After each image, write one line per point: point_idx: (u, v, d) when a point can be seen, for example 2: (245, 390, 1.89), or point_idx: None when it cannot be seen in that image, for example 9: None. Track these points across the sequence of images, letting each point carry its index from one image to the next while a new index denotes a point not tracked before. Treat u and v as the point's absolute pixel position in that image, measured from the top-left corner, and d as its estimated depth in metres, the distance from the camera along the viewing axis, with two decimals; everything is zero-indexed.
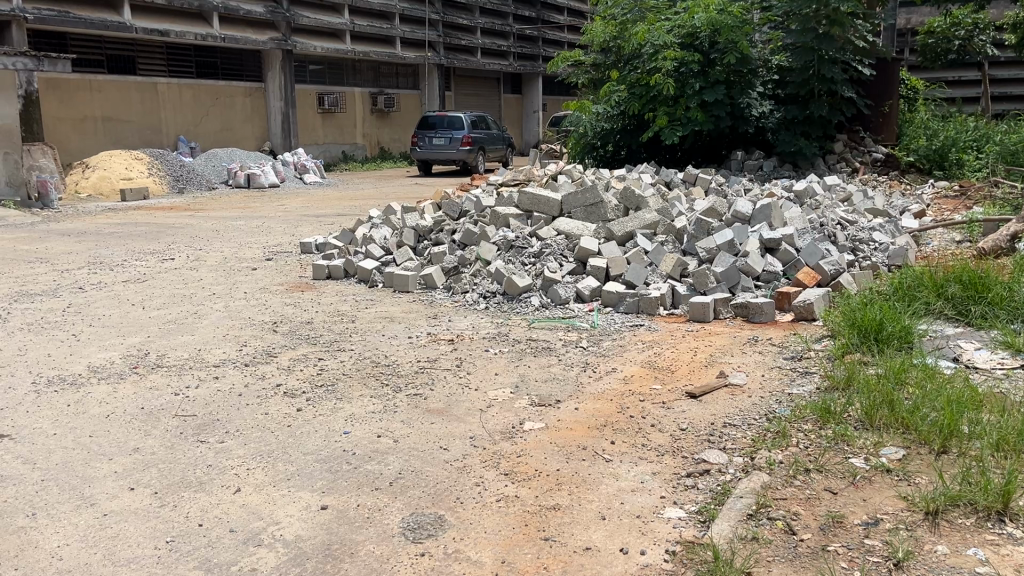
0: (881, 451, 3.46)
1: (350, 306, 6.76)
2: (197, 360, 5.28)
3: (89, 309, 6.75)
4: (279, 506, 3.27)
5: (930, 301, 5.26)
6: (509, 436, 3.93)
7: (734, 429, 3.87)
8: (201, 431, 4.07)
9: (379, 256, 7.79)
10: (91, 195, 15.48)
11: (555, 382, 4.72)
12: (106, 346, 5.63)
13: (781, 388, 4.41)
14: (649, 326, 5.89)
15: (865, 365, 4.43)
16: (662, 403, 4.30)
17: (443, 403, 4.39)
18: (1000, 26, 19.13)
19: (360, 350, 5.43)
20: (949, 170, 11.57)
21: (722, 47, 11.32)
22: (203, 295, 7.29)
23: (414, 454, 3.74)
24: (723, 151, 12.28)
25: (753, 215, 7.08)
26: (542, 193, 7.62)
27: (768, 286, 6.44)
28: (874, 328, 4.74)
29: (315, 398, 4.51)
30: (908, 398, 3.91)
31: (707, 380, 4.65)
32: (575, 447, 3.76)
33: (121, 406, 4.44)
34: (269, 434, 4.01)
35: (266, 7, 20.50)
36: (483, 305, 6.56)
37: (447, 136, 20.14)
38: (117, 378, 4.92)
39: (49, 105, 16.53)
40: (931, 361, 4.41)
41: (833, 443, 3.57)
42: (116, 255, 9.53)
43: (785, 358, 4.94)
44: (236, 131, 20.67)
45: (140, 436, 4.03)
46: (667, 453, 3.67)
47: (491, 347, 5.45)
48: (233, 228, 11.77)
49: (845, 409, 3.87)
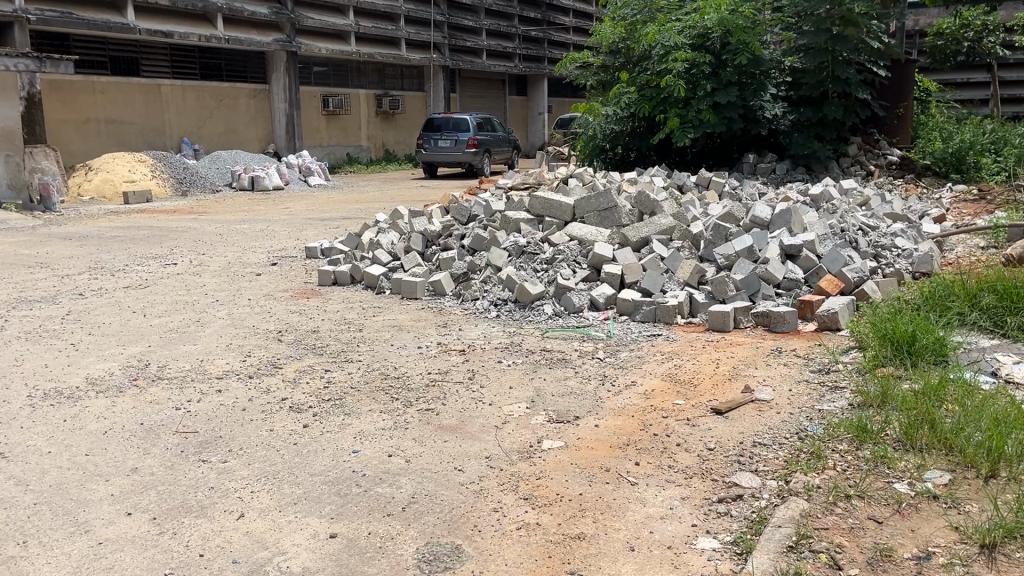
0: (925, 475, 3.25)
1: (357, 314, 6.56)
2: (199, 371, 5.09)
3: (89, 317, 6.57)
4: (285, 534, 3.07)
5: (964, 312, 5.03)
6: (527, 455, 3.73)
7: (764, 449, 3.66)
8: (203, 449, 3.88)
9: (386, 262, 7.62)
10: (94, 198, 15.36)
11: (573, 397, 4.50)
12: (105, 356, 5.45)
13: (810, 404, 4.20)
14: (667, 336, 5.68)
15: (900, 380, 4.21)
16: (685, 420, 4.09)
17: (457, 419, 4.20)
18: (1011, 27, 18.85)
19: (369, 361, 5.23)
20: (967, 173, 11.10)
21: (734, 48, 11.09)
22: (206, 302, 7.10)
23: (428, 475, 3.54)
24: (735, 153, 12.06)
25: (772, 220, 6.88)
26: (554, 197, 7.40)
27: (789, 294, 6.22)
28: (907, 340, 4.52)
29: (322, 414, 4.30)
30: (948, 415, 3.69)
31: (731, 396, 4.43)
32: (597, 468, 3.56)
33: (120, 422, 4.24)
34: (275, 453, 3.81)
35: (271, 8, 20.33)
36: (494, 313, 6.37)
37: (452, 138, 19.91)
38: (117, 392, 4.73)
39: (51, 107, 16.37)
40: (969, 376, 4.17)
41: (874, 466, 3.36)
42: (117, 259, 9.38)
43: (812, 371, 4.73)
44: (240, 133, 20.50)
45: (138, 454, 3.84)
46: (695, 475, 3.47)
47: (504, 358, 5.24)
48: (236, 231, 11.61)
49: (883, 428, 3.67)
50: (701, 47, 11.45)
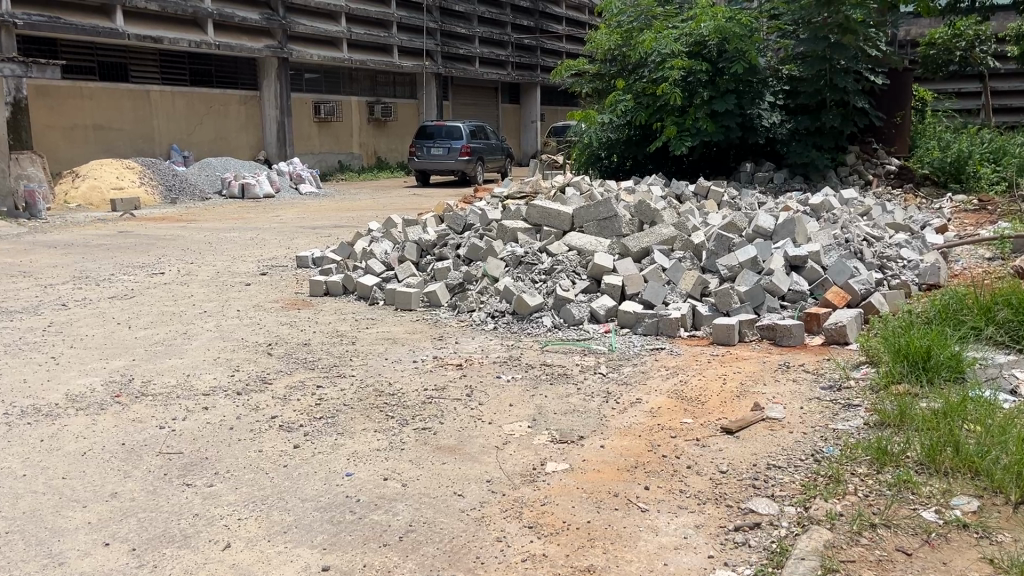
0: (952, 501, 3.09)
1: (350, 325, 6.37)
2: (185, 387, 4.87)
3: (72, 329, 6.35)
4: (274, 567, 2.88)
5: (979, 327, 4.86)
6: (530, 479, 3.54)
7: (780, 472, 3.48)
8: (188, 472, 3.67)
9: (380, 271, 7.43)
10: (81, 205, 15.14)
11: (576, 415, 4.31)
12: (88, 371, 5.23)
13: (824, 423, 4.03)
14: (671, 349, 5.51)
15: (917, 398, 4.02)
16: (695, 440, 3.91)
17: (456, 439, 4.00)
18: (1002, 37, 18.78)
19: (362, 376, 5.03)
20: (966, 183, 11.01)
21: (731, 56, 10.92)
22: (194, 313, 6.90)
23: (426, 501, 3.34)
24: (731, 162, 11.92)
25: (776, 230, 6.72)
26: (552, 206, 7.23)
27: (794, 306, 6.06)
28: (922, 356, 4.35)
29: (314, 434, 4.10)
30: (971, 437, 3.51)
31: (741, 414, 4.24)
32: (605, 494, 3.37)
33: (100, 442, 4.03)
34: (264, 477, 3.61)
35: (262, 14, 20.11)
36: (492, 325, 6.19)
37: (445, 146, 19.74)
38: (98, 409, 4.51)
39: (38, 113, 16.12)
40: (989, 395, 4.00)
41: (897, 492, 3.19)
42: (103, 268, 9.16)
43: (823, 388, 4.55)
44: (230, 140, 20.28)
45: (118, 478, 3.63)
46: (708, 500, 3.28)
47: (503, 373, 5.05)
48: (225, 240, 11.41)
49: (904, 450, 3.50)
50: (697, 55, 11.29)
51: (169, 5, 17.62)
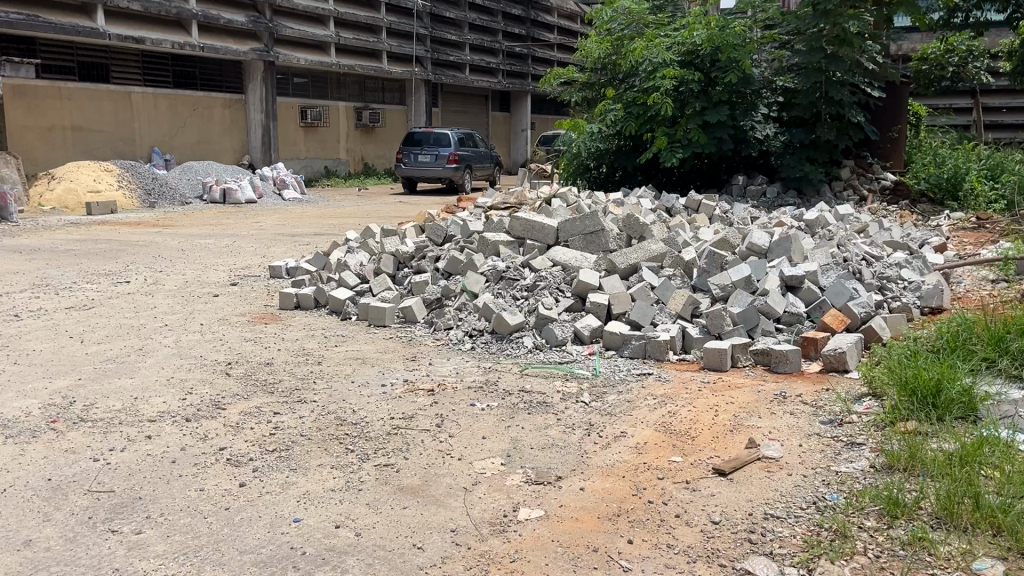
0: (974, 566, 2.74)
1: (318, 343, 5.96)
2: (130, 412, 4.46)
3: (19, 343, 5.92)
4: None
5: (990, 358, 4.52)
6: (500, 529, 3.15)
7: (779, 525, 3.11)
8: (116, 517, 3.26)
9: (353, 285, 7.04)
10: (56, 208, 14.67)
11: (555, 451, 3.93)
12: (26, 392, 4.80)
13: (826, 464, 3.67)
14: (658, 375, 5.14)
15: (928, 439, 3.67)
16: (684, 483, 3.54)
17: (420, 479, 3.61)
18: (996, 52, 18.56)
19: (324, 403, 4.62)
20: (964, 201, 10.66)
21: (724, 66, 10.59)
22: (153, 326, 6.47)
23: (381, 555, 2.96)
24: (723, 175, 11.61)
25: (770, 248, 6.37)
26: (537, 218, 6.87)
27: (790, 330, 5.70)
28: (931, 390, 4.00)
29: (263, 470, 3.70)
30: (993, 487, 3.16)
31: (734, 451, 3.88)
32: (583, 549, 2.99)
33: (22, 478, 3.61)
34: (201, 523, 3.21)
35: (248, 16, 19.69)
36: (470, 345, 5.80)
37: (433, 153, 19.35)
38: (28, 437, 4.09)
39: (13, 112, 15.61)
40: (1005, 436, 3.64)
41: (913, 552, 2.84)
42: (65, 275, 8.71)
43: (822, 423, 4.19)
44: (213, 143, 19.86)
45: (35, 522, 3.21)
46: (698, 558, 2.91)
47: (478, 401, 4.66)
48: (198, 247, 10.96)
49: (918, 499, 3.14)
50: (690, 64, 10.98)
51: (153, 5, 17.19)
